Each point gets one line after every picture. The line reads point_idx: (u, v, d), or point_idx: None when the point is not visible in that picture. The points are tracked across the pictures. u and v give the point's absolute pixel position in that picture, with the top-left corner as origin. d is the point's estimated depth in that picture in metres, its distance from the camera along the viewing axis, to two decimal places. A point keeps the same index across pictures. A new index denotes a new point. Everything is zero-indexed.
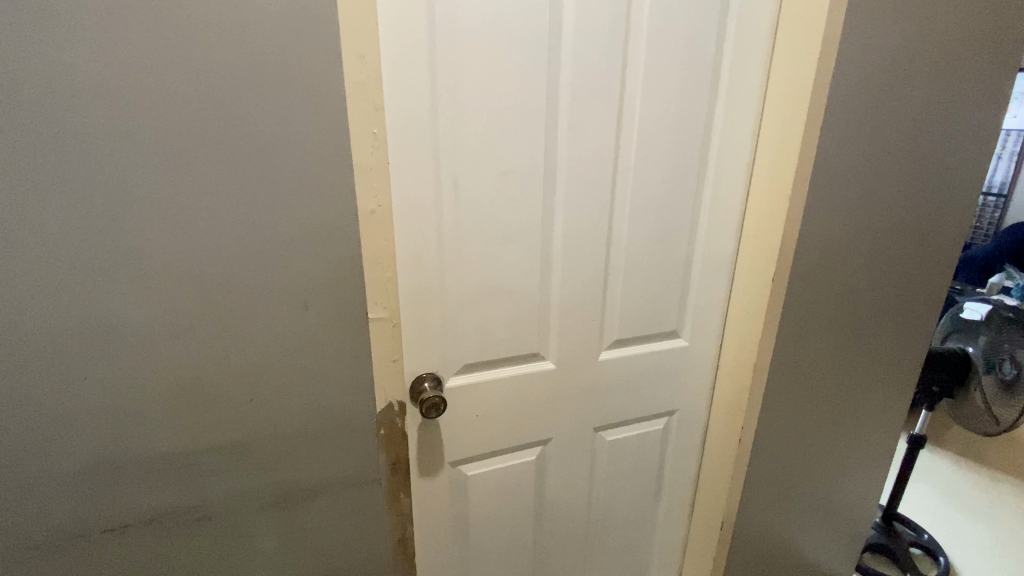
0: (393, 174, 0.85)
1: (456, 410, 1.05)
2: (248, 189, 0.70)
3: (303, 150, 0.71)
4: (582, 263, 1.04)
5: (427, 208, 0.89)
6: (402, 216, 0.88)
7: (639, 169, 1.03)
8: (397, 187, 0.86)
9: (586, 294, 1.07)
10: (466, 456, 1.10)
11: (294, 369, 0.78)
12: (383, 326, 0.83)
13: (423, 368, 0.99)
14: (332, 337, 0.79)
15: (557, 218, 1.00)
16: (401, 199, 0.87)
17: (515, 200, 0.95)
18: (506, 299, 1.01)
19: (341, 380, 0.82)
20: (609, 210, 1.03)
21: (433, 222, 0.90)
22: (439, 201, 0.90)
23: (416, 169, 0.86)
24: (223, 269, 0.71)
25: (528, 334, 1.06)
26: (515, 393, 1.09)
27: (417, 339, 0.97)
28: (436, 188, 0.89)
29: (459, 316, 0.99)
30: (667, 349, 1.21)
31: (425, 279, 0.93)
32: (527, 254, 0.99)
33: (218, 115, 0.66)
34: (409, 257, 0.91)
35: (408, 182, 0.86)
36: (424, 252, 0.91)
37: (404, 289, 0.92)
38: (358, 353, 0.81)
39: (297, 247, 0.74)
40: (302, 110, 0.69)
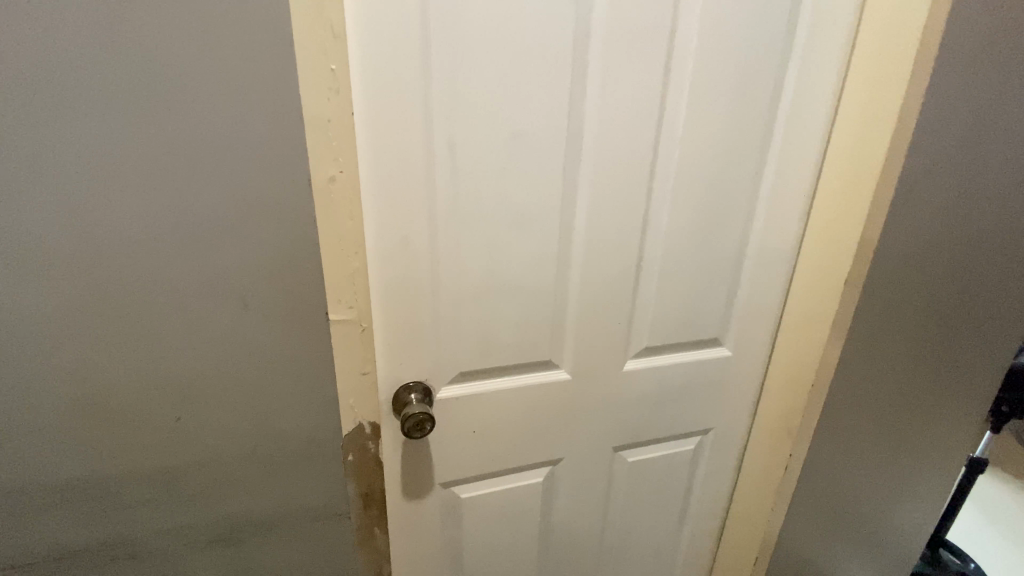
0: (359, 132, 0.66)
1: (447, 426, 0.88)
2: (164, 148, 0.53)
3: (238, 98, 0.54)
4: (606, 256, 0.84)
5: (407, 179, 0.70)
6: (381, 187, 0.69)
7: (682, 138, 0.82)
8: (365, 149, 0.67)
9: (609, 294, 0.88)
10: (460, 477, 0.93)
11: (235, 380, 0.62)
12: (350, 329, 0.66)
13: (407, 377, 0.81)
14: (282, 341, 0.63)
15: (579, 199, 0.79)
16: (370, 165, 0.67)
17: (527, 175, 0.75)
18: (511, 296, 0.82)
19: (295, 394, 0.65)
20: (643, 192, 0.82)
21: (416, 197, 0.71)
22: (424, 168, 0.70)
23: (392, 127, 0.67)
24: (135, 252, 0.55)
25: (541, 339, 0.87)
26: (519, 407, 0.91)
27: (398, 342, 0.79)
28: (418, 152, 0.69)
29: (450, 315, 0.80)
30: (704, 359, 1.01)
31: (406, 268, 0.74)
32: (540, 243, 0.80)
33: (118, 46, 0.49)
34: (386, 240, 0.72)
35: (381, 143, 0.67)
36: (409, 233, 0.72)
37: (383, 280, 0.74)
38: (316, 361, 0.65)
39: (234, 225, 0.57)
40: (230, 41, 0.52)
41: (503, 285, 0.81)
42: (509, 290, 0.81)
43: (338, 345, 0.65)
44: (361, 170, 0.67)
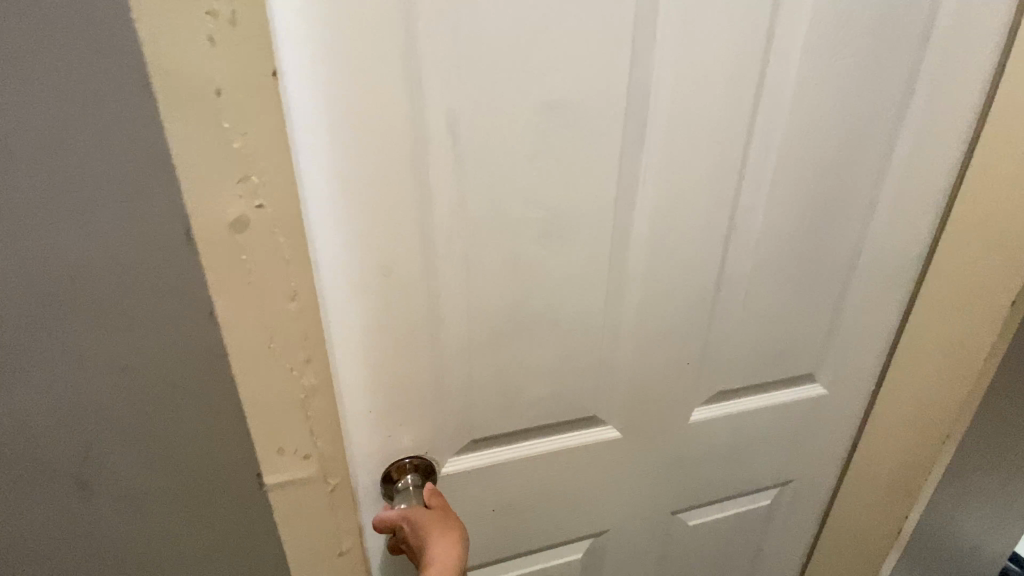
0: (307, 112, 0.42)
1: (457, 505, 0.66)
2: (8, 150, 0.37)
3: (90, 95, 0.37)
4: (672, 277, 0.60)
5: (379, 177, 0.46)
6: (345, 196, 0.45)
7: (789, 106, 0.55)
8: (314, 136, 0.43)
9: (673, 326, 0.64)
10: (477, 563, 0.71)
11: (114, 491, 0.49)
12: (315, 491, 0.51)
13: (398, 450, 0.59)
14: (183, 457, 0.50)
15: (641, 199, 0.55)
16: (321, 158, 0.44)
17: (560, 169, 0.50)
18: (538, 339, 0.58)
19: (214, 506, 0.53)
20: (730, 186, 0.57)
21: (396, 206, 0.47)
22: (406, 161, 0.46)
23: (350, 98, 0.43)
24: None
25: (582, 391, 0.64)
26: (553, 474, 0.69)
27: (382, 408, 0.56)
28: (395, 137, 0.45)
29: (454, 369, 0.57)
30: (789, 401, 0.77)
31: (389, 308, 0.51)
32: (578, 266, 0.56)
33: None
34: (355, 271, 0.48)
35: (343, 129, 0.43)
36: (392, 261, 0.49)
37: (358, 328, 0.51)
38: (243, 480, 0.53)
39: (94, 299, 0.43)
40: None
41: (528, 322, 0.57)
42: (534, 330, 0.58)
43: (299, 513, 0.52)
44: (304, 167, 0.43)
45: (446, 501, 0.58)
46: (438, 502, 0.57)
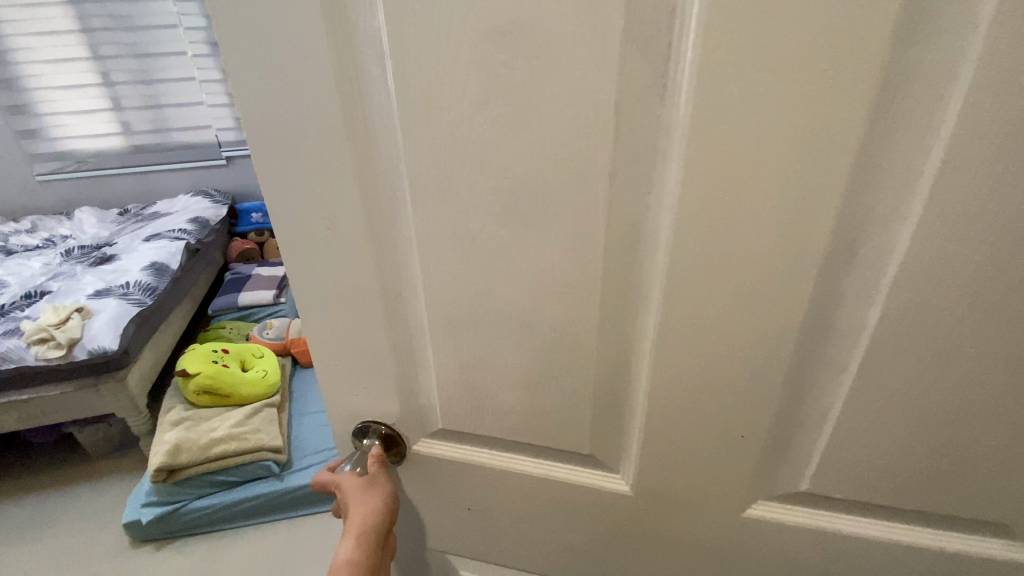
0: (231, 46, 0.38)
1: (432, 488, 0.61)
2: None
3: None
4: (712, 309, 0.39)
5: (307, 121, 0.40)
6: (280, 141, 0.42)
7: (994, 30, 0.27)
8: (240, 74, 0.39)
9: (715, 379, 0.43)
10: (461, 553, 0.66)
11: None
12: None
13: (365, 412, 0.56)
14: None
15: (657, 182, 0.37)
16: (250, 97, 0.40)
17: (520, 129, 0.37)
18: (506, 344, 0.47)
19: None
20: (833, 182, 0.33)
21: (329, 155, 0.41)
22: (334, 103, 0.39)
23: (262, 29, 0.37)
24: None
25: (569, 421, 0.50)
26: (541, 500, 0.58)
27: (342, 369, 0.54)
28: (318, 74, 0.38)
29: (413, 348, 0.50)
30: (949, 552, 0.46)
31: (335, 268, 0.47)
32: (551, 263, 0.41)
33: None
34: (299, 223, 0.45)
35: (265, 66, 0.38)
36: (333, 218, 0.44)
37: (311, 282, 0.48)
38: None
39: None
40: None
41: (491, 324, 0.46)
42: (499, 334, 0.46)
43: None
44: (240, 104, 0.41)
45: (384, 466, 0.56)
46: (376, 467, 0.55)
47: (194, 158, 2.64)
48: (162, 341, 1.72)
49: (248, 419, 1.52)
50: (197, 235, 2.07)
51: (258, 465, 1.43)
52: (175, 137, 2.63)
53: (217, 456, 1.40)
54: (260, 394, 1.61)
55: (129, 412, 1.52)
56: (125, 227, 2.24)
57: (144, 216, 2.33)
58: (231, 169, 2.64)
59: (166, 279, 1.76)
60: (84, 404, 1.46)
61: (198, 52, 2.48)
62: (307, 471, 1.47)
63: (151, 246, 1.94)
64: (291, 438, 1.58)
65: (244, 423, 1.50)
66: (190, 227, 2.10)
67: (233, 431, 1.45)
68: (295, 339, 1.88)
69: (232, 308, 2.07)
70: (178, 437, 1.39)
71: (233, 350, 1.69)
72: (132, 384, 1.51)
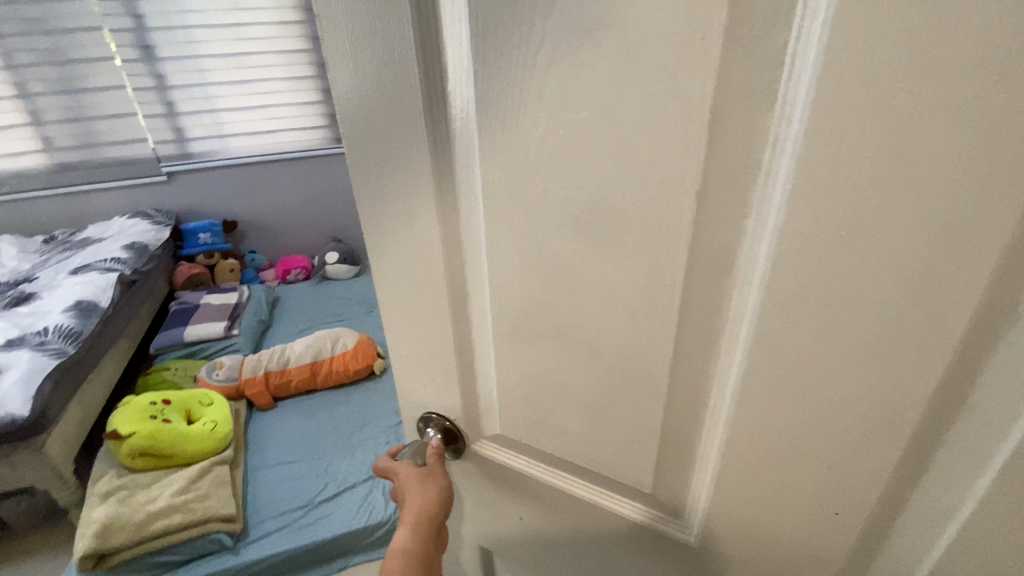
0: (335, 44, 0.40)
1: (489, 487, 0.61)
2: None
3: None
4: (812, 367, 0.32)
5: (389, 118, 0.40)
6: (369, 139, 0.42)
7: None
8: (340, 72, 0.41)
9: (807, 450, 0.35)
10: (511, 557, 0.65)
11: None
12: None
13: (429, 403, 0.57)
14: None
15: (754, 202, 0.31)
16: (345, 89, 0.41)
17: (598, 136, 0.33)
18: (566, 363, 0.44)
19: None
20: (996, 220, 0.24)
21: (408, 152, 0.41)
22: (414, 101, 0.38)
23: (359, 26, 0.38)
24: None
25: (633, 454, 0.45)
26: (595, 530, 0.54)
27: (413, 357, 0.55)
28: (401, 71, 0.38)
29: (477, 350, 0.50)
30: None
31: (410, 263, 0.47)
32: (625, 284, 0.37)
33: None
34: (381, 215, 0.46)
35: (360, 66, 0.39)
36: (411, 215, 0.44)
37: (389, 271, 0.49)
38: None
39: None
40: None
41: (552, 340, 0.43)
42: (561, 350, 0.43)
43: None
44: (336, 97, 0.42)
45: (443, 458, 0.56)
46: (434, 460, 0.55)
47: (124, 177, 2.33)
48: (89, 394, 1.52)
49: (193, 485, 1.31)
50: (132, 263, 1.88)
51: (204, 539, 1.22)
52: (106, 153, 2.30)
53: (155, 533, 1.20)
54: (204, 452, 1.42)
55: (52, 481, 1.35)
56: (49, 256, 2.00)
57: (71, 244, 2.07)
58: (172, 186, 2.37)
59: (93, 320, 1.56)
60: (5, 472, 1.30)
61: (128, 56, 2.20)
62: (265, 540, 1.24)
63: (77, 279, 1.73)
64: (247, 499, 1.36)
65: (188, 489, 1.29)
66: (117, 252, 1.91)
67: (173, 502, 1.24)
68: (249, 379, 1.68)
69: (175, 346, 1.92)
70: (109, 514, 1.20)
71: (176, 400, 1.50)
72: (52, 448, 1.33)
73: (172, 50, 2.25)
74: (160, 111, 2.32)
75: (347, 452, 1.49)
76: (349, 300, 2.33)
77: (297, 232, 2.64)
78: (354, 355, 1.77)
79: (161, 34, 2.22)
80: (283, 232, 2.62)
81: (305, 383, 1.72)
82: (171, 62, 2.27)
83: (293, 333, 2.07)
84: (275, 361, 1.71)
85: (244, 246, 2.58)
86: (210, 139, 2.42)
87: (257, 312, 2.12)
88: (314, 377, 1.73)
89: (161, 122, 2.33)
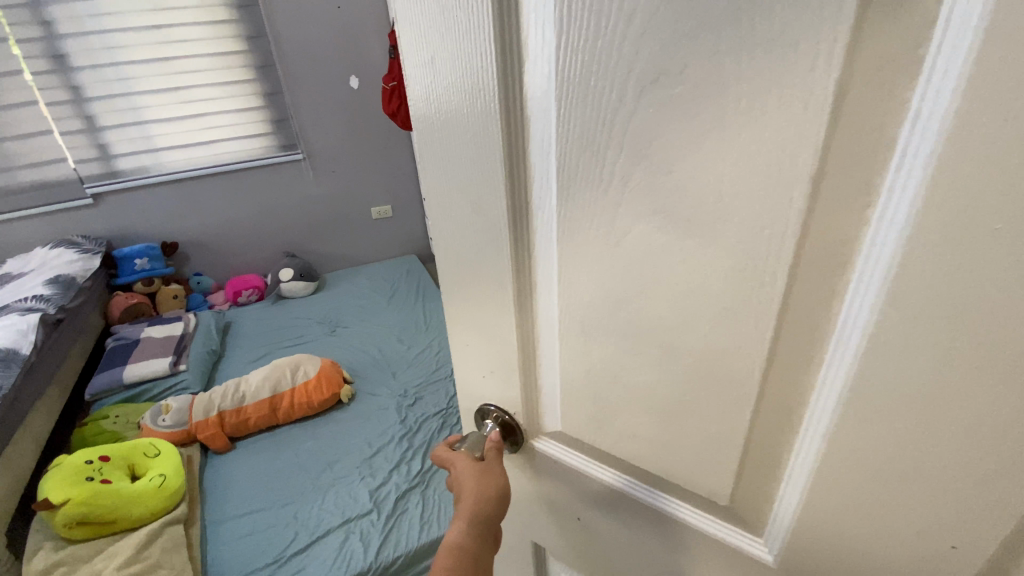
0: (421, 32, 0.40)
1: (544, 483, 0.60)
2: None
3: None
4: (952, 380, 0.28)
5: (465, 113, 0.40)
6: (446, 125, 0.43)
7: None
8: (423, 60, 0.41)
9: (925, 469, 0.31)
10: (560, 550, 0.64)
11: None
12: None
13: (488, 395, 0.58)
14: None
15: (885, 189, 0.27)
16: (423, 89, 0.43)
17: (700, 117, 0.30)
18: (640, 364, 0.41)
19: None
20: None
21: (481, 147, 0.41)
22: (491, 95, 0.38)
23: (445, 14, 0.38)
24: None
25: (705, 462, 0.42)
26: (654, 540, 0.51)
27: (474, 346, 0.55)
28: (480, 65, 0.38)
29: (540, 344, 0.49)
30: None
31: (476, 257, 0.47)
32: (714, 281, 0.34)
33: None
34: (452, 202, 0.46)
35: (444, 52, 0.40)
36: (480, 201, 0.44)
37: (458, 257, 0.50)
38: None
39: None
40: None
41: (624, 340, 0.41)
42: (635, 349, 0.40)
43: None
44: (417, 94, 0.44)
45: (501, 453, 0.54)
46: (493, 454, 0.53)
47: (42, 203, 2.04)
48: (17, 456, 1.26)
49: (142, 553, 1.15)
50: (57, 300, 1.64)
51: None
52: (22, 177, 2.00)
53: None
54: (156, 510, 1.24)
55: None
56: None
57: None
58: (102, 209, 2.14)
59: (14, 370, 1.31)
60: None
61: (37, 68, 1.92)
62: None
63: None
64: (206, 558, 1.21)
65: (136, 560, 1.12)
66: (45, 290, 1.67)
67: None
68: (200, 422, 1.52)
69: (115, 389, 1.69)
70: None
71: (115, 454, 1.31)
72: None
73: (89, 59, 1.99)
74: (78, 126, 2.04)
75: (316, 496, 1.38)
76: (307, 322, 2.21)
77: (249, 249, 2.48)
78: (315, 385, 1.65)
79: (75, 41, 1.95)
80: (230, 253, 2.45)
81: (265, 420, 1.59)
82: (88, 72, 2.00)
83: (249, 363, 1.93)
84: (230, 400, 1.56)
85: (187, 269, 2.40)
86: (140, 154, 2.16)
87: (203, 343, 1.94)
88: (274, 412, 1.60)
89: (81, 138, 2.05)
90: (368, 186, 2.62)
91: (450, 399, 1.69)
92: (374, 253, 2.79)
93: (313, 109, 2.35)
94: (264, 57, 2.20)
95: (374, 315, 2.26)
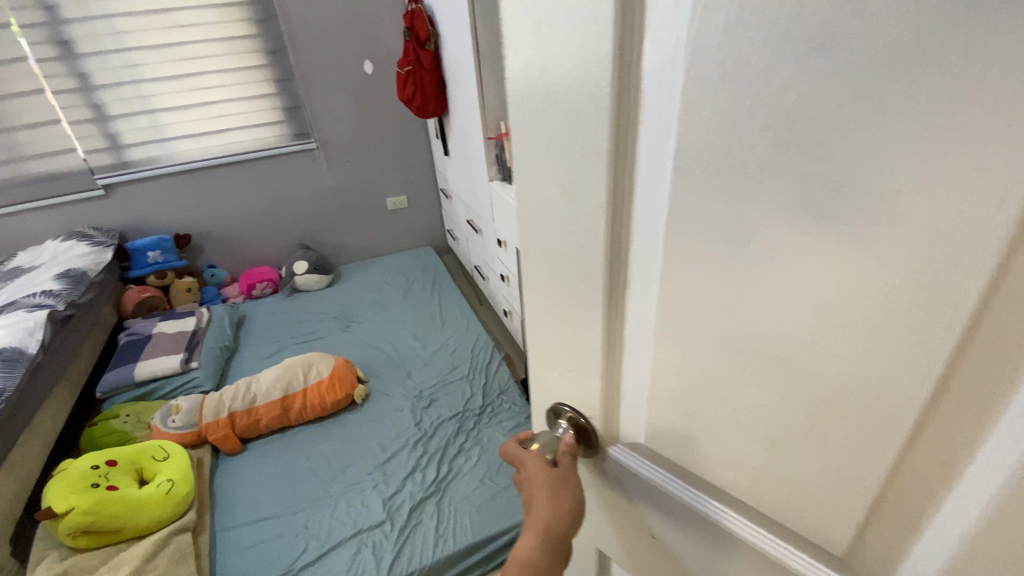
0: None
1: (613, 493, 0.51)
2: None
3: None
4: None
5: (561, 77, 0.33)
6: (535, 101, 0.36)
7: None
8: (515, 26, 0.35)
9: None
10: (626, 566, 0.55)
11: None
12: None
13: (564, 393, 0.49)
14: None
15: None
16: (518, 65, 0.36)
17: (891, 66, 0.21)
18: (759, 380, 0.32)
19: None
20: None
21: (580, 122, 0.33)
22: (604, 52, 0.30)
23: None
24: None
25: (834, 504, 0.31)
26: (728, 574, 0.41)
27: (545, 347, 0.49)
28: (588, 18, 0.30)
29: (628, 346, 0.41)
30: None
31: (560, 242, 0.40)
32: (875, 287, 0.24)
33: None
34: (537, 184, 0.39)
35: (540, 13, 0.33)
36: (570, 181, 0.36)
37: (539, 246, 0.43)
38: None
39: None
40: None
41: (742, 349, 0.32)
42: (752, 360, 0.32)
43: None
44: (508, 59, 0.37)
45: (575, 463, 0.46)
46: (566, 462, 0.46)
47: (55, 194, 2.01)
48: (22, 457, 1.22)
49: (147, 565, 1.09)
50: (67, 295, 1.59)
51: None
52: (32, 167, 1.96)
53: None
54: (164, 517, 1.20)
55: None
56: None
57: None
58: (112, 201, 2.09)
59: (19, 370, 1.27)
60: None
61: (43, 55, 1.87)
62: None
63: None
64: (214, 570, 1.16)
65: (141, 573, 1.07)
66: (55, 285, 1.62)
67: None
68: (211, 423, 1.46)
69: (126, 387, 1.64)
70: None
71: (123, 458, 1.26)
72: None
73: (95, 45, 1.93)
74: (86, 115, 1.99)
75: (328, 503, 1.32)
76: (320, 317, 2.15)
77: (263, 242, 2.43)
78: (328, 385, 1.58)
79: (80, 26, 1.89)
80: (244, 245, 2.40)
81: (277, 422, 1.53)
82: (94, 59, 1.94)
83: (262, 360, 1.87)
84: (241, 400, 1.51)
85: (201, 261, 2.35)
86: (149, 144, 2.10)
87: (216, 338, 1.89)
88: (286, 413, 1.54)
89: (90, 128, 2.00)
90: (382, 177, 2.54)
91: (466, 401, 1.61)
92: (391, 244, 2.72)
93: (326, 96, 2.27)
94: (274, 41, 2.12)
95: (389, 309, 2.19)
